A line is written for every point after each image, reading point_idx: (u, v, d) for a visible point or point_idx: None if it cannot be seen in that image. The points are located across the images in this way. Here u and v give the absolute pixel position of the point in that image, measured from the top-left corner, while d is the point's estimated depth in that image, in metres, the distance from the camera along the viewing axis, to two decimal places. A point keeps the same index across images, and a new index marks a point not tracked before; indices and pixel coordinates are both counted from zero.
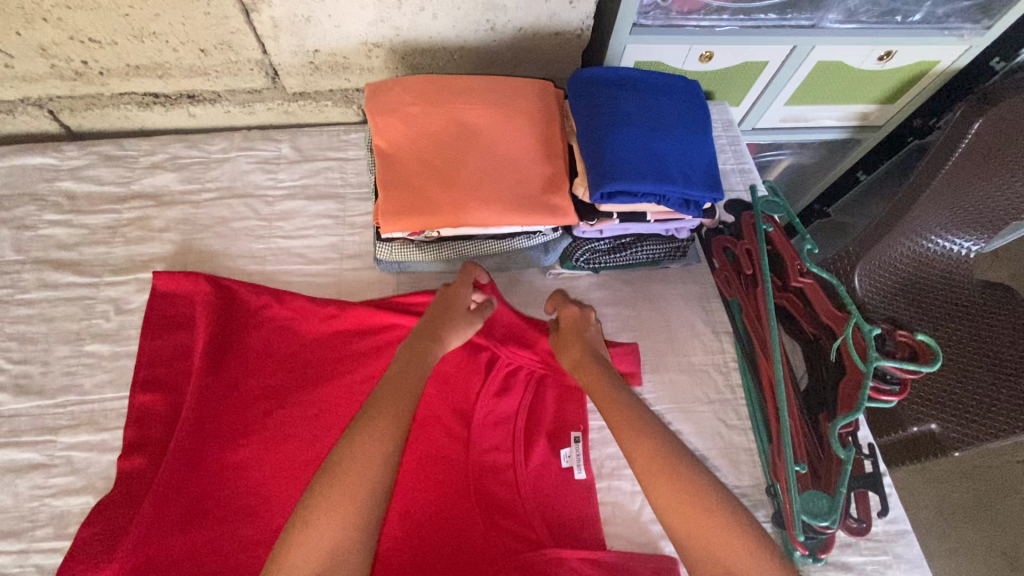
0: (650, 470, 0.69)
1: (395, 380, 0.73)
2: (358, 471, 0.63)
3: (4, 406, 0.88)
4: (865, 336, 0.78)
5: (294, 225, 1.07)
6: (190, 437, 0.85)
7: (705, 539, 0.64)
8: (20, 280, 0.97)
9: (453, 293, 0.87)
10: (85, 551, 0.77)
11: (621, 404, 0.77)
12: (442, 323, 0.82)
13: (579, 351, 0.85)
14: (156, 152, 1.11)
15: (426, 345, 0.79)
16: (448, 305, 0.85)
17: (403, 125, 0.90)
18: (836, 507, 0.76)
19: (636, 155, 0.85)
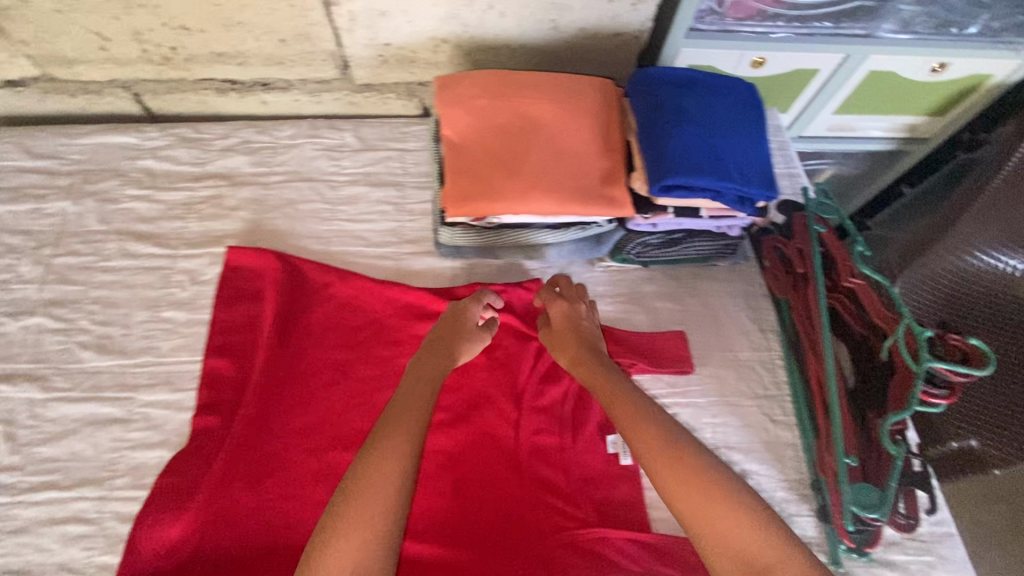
0: (656, 456, 0.71)
1: (403, 395, 0.77)
2: (374, 480, 0.67)
3: (88, 363, 0.94)
4: (917, 337, 0.80)
5: (356, 209, 1.13)
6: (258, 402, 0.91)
7: (721, 534, 0.65)
8: (104, 248, 1.04)
9: (456, 313, 0.91)
10: (165, 499, 0.83)
11: (621, 397, 0.78)
12: (449, 340, 0.86)
13: (574, 348, 0.87)
14: (229, 136, 1.18)
15: (433, 361, 0.83)
16: (452, 324, 0.89)
17: (469, 116, 0.94)
18: (887, 501, 0.79)
19: (695, 152, 0.88)
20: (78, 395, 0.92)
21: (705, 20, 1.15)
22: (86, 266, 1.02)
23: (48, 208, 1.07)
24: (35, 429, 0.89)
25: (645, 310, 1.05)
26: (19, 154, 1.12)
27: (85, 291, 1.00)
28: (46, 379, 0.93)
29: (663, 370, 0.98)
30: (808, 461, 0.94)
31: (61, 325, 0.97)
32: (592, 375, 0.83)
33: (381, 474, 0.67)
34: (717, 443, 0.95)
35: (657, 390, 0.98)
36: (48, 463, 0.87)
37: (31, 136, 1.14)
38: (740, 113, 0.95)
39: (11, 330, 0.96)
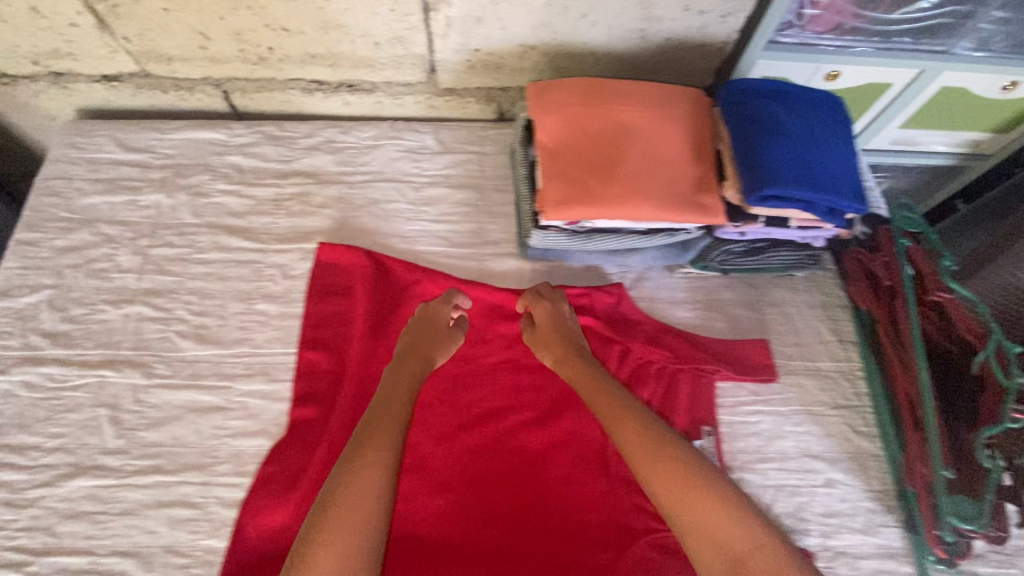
0: (640, 450, 0.77)
1: (384, 400, 0.81)
2: (360, 481, 0.71)
3: (187, 352, 0.97)
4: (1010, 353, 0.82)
5: (439, 211, 1.16)
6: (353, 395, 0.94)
7: (699, 521, 0.71)
8: (197, 241, 1.07)
9: (427, 318, 0.93)
10: (271, 484, 0.87)
11: (606, 394, 0.84)
12: (423, 345, 0.90)
13: (558, 347, 0.91)
14: (313, 134, 1.20)
15: (411, 367, 0.86)
16: (424, 329, 0.92)
17: (564, 122, 0.95)
18: (986, 513, 0.82)
19: (792, 164, 0.90)
20: (178, 383, 0.94)
21: (788, 32, 1.17)
22: (181, 257, 1.05)
23: (143, 200, 1.11)
24: (139, 415, 0.92)
25: (725, 317, 1.07)
26: (113, 147, 1.16)
27: (182, 282, 1.03)
28: (148, 366, 0.95)
29: (746, 378, 0.99)
30: (893, 471, 0.96)
31: (160, 314, 1.00)
32: (577, 375, 0.88)
33: (370, 474, 0.72)
34: (801, 452, 0.96)
35: (740, 397, 0.99)
36: (153, 448, 0.90)
37: (124, 130, 1.18)
38: (831, 125, 0.96)
39: (113, 317, 0.99)
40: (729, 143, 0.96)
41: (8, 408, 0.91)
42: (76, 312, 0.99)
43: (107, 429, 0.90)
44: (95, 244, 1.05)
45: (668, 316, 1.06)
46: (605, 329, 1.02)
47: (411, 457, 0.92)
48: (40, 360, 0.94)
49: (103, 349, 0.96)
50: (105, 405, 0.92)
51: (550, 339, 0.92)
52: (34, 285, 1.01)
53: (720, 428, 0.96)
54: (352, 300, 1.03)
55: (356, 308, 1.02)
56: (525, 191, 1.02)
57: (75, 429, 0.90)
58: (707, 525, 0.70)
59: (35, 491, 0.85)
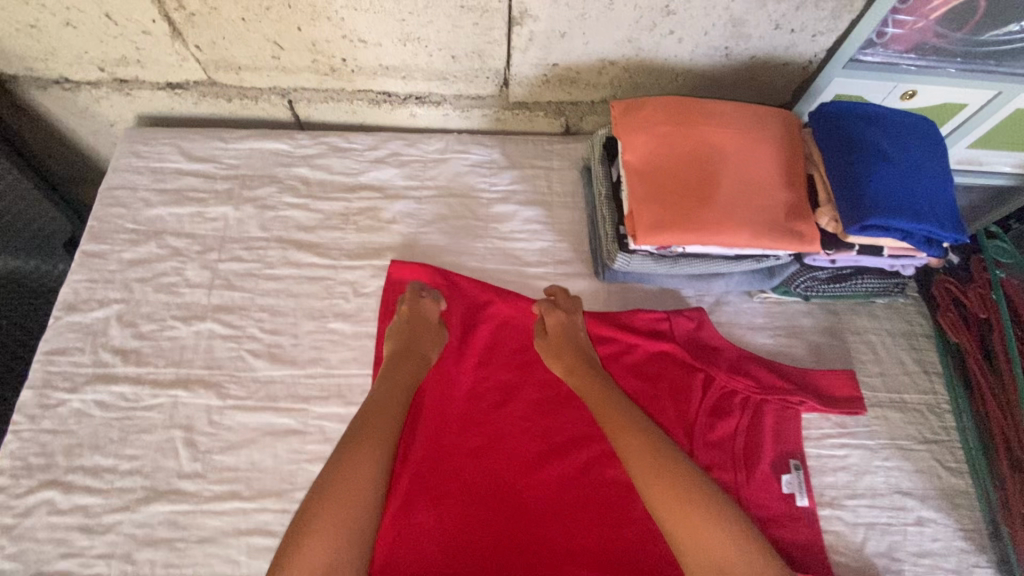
0: (644, 463, 0.71)
1: (380, 398, 0.79)
2: (355, 477, 0.67)
3: (261, 372, 0.94)
4: None
5: (509, 227, 1.12)
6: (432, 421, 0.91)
7: (698, 540, 0.65)
8: (267, 256, 1.05)
9: (415, 318, 0.92)
10: None
11: (614, 406, 0.78)
12: (419, 345, 0.89)
13: (569, 357, 0.88)
14: (378, 147, 1.17)
15: (406, 368, 0.85)
16: (414, 329, 0.91)
17: (654, 143, 0.92)
18: None
19: (895, 192, 0.86)
20: (253, 404, 0.92)
21: (870, 51, 1.14)
22: (251, 272, 1.03)
23: (209, 213, 1.08)
24: (213, 437, 0.89)
25: (806, 345, 1.04)
26: (178, 157, 1.13)
27: (252, 299, 1.01)
28: (221, 386, 0.93)
29: (833, 411, 0.96)
30: (985, 510, 0.92)
31: (232, 331, 0.97)
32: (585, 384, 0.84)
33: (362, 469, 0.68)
34: (890, 488, 0.93)
35: (825, 430, 0.96)
36: (229, 473, 0.87)
37: (187, 138, 1.15)
38: (930, 150, 0.92)
39: (184, 334, 0.97)
40: (824, 169, 0.93)
41: (82, 427, 0.89)
42: (146, 328, 0.97)
43: (182, 452, 0.88)
44: (163, 257, 1.03)
45: (747, 342, 1.03)
46: (687, 357, 0.98)
47: (492, 488, 0.88)
48: (112, 378, 0.92)
49: (175, 367, 0.94)
50: (179, 426, 0.89)
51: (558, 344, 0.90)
52: (102, 299, 0.99)
53: (807, 462, 0.94)
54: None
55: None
56: (607, 211, 0.99)
57: (151, 451, 0.88)
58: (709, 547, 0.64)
59: (110, 516, 0.83)
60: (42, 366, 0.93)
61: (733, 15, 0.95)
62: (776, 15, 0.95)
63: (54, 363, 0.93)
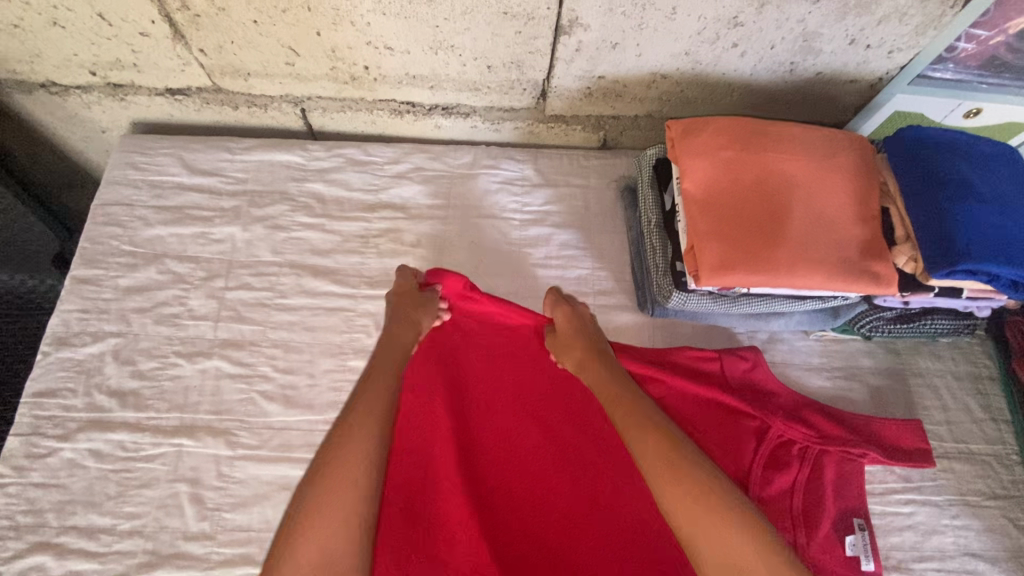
0: (657, 460, 0.66)
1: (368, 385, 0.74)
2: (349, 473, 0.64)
3: (274, 418, 0.85)
4: None
5: (543, 252, 1.02)
6: (466, 465, 0.83)
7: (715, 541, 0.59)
8: (279, 283, 0.95)
9: (408, 297, 0.86)
10: None
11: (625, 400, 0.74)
12: (412, 322, 0.83)
13: (580, 352, 0.81)
14: (400, 160, 1.06)
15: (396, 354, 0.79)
16: (410, 308, 0.84)
17: (716, 169, 0.83)
18: None
19: (987, 233, 0.78)
20: (266, 455, 0.83)
21: (938, 67, 0.96)
22: (262, 302, 0.93)
23: (215, 234, 0.98)
24: (222, 492, 0.81)
25: (867, 388, 0.95)
26: (179, 169, 1.03)
27: (263, 332, 0.91)
28: (230, 434, 0.84)
29: (899, 465, 0.88)
30: None
31: (242, 370, 0.88)
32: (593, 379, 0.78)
33: (357, 463, 0.65)
34: (960, 550, 0.85)
35: (890, 484, 0.89)
36: (241, 534, 0.79)
37: (189, 148, 1.05)
38: (1020, 183, 0.84)
39: (188, 373, 0.88)
40: (904, 202, 0.84)
41: (75, 481, 0.80)
42: (146, 366, 0.88)
43: (188, 509, 0.79)
44: (163, 284, 0.94)
45: (803, 385, 0.94)
46: (741, 402, 0.89)
47: (530, 540, 0.80)
48: (108, 425, 0.84)
49: (178, 412, 0.85)
50: (184, 480, 0.81)
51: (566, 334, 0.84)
52: (97, 332, 0.90)
53: (871, 521, 0.85)
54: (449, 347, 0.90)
55: (461, 360, 0.89)
56: (658, 241, 0.91)
57: (153, 508, 0.79)
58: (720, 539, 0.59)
59: None
60: (30, 410, 0.84)
61: (806, 29, 0.87)
62: (854, 29, 0.87)
63: (42, 406, 0.85)
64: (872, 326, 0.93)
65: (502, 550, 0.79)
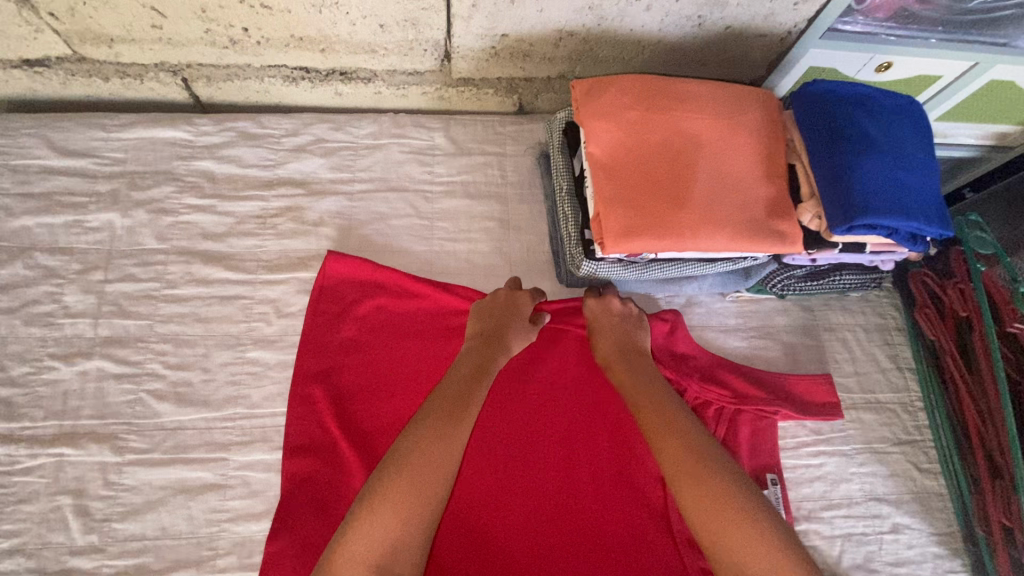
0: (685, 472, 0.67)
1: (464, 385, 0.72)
2: (425, 463, 0.64)
3: (166, 418, 0.79)
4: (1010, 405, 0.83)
5: (458, 226, 0.97)
6: (383, 448, 0.82)
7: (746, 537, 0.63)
8: (166, 272, 0.87)
9: (507, 293, 0.84)
10: (281, 564, 0.73)
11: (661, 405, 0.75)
12: (508, 321, 0.80)
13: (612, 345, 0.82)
14: (299, 132, 0.99)
15: (489, 354, 0.76)
16: (502, 302, 0.82)
17: (621, 131, 0.80)
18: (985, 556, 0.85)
19: (884, 185, 0.78)
20: (158, 458, 0.77)
21: (847, 20, 0.95)
22: (147, 294, 0.86)
23: (90, 221, 0.89)
24: (111, 501, 0.75)
25: (782, 346, 0.96)
26: (45, 151, 0.92)
27: (151, 327, 0.84)
28: (118, 438, 0.78)
29: (809, 418, 0.90)
30: (957, 511, 0.89)
31: (127, 369, 0.81)
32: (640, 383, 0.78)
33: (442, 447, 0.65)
34: (866, 495, 0.88)
35: (802, 438, 0.91)
36: (134, 543, 0.73)
37: (56, 126, 0.94)
38: (920, 136, 0.84)
39: (66, 377, 0.80)
40: (808, 158, 0.84)
41: None
42: (17, 372, 0.80)
43: (74, 523, 0.74)
44: (33, 280, 0.85)
45: (720, 347, 0.95)
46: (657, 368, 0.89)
47: (451, 519, 0.80)
48: None
49: (57, 419, 0.78)
50: (68, 491, 0.75)
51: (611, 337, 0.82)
52: None
53: (783, 475, 0.88)
54: (357, 325, 0.88)
55: (372, 338, 0.88)
56: (569, 209, 0.87)
57: (34, 524, 0.73)
58: (743, 560, 0.61)
59: None
60: None
61: None
62: None
63: None
64: (784, 284, 0.93)
65: None
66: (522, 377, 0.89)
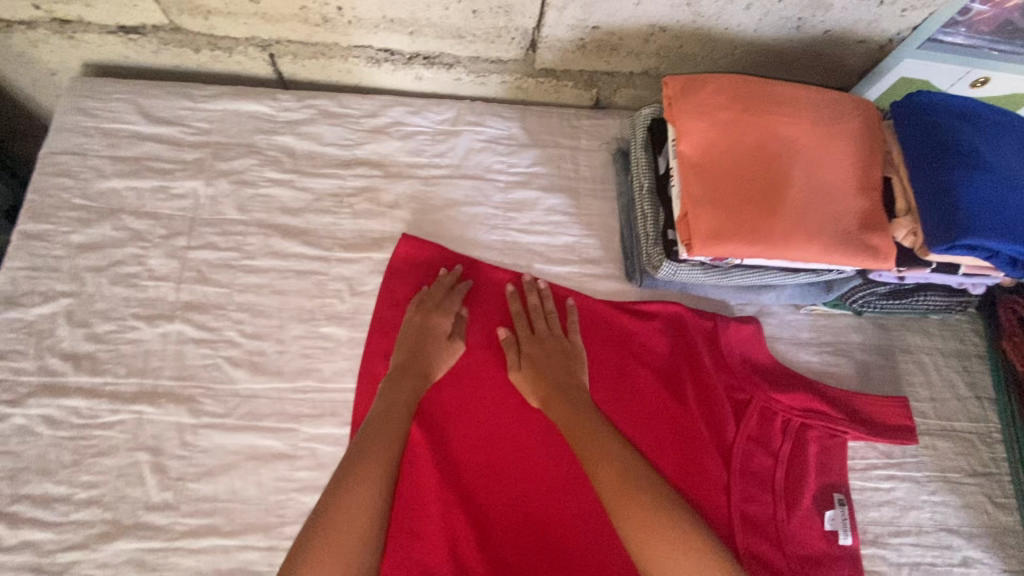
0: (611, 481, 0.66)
1: (386, 422, 0.71)
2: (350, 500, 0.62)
3: (241, 385, 0.81)
4: None
5: (530, 217, 0.97)
6: (451, 432, 0.83)
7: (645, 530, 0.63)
8: (246, 243, 0.89)
9: (422, 319, 0.83)
10: None
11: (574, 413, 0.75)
12: (425, 348, 0.81)
13: (539, 352, 0.84)
14: (377, 114, 1.00)
15: (409, 384, 0.77)
16: (423, 329, 0.82)
17: (714, 132, 0.78)
18: None
19: (990, 206, 0.74)
20: (232, 423, 0.79)
21: (950, 31, 0.90)
22: (227, 263, 0.88)
23: (176, 188, 0.91)
24: (185, 461, 0.77)
25: (855, 365, 0.93)
26: (135, 117, 0.95)
27: (229, 295, 0.86)
28: (194, 401, 0.79)
29: (881, 441, 0.87)
30: None
31: (207, 335, 0.83)
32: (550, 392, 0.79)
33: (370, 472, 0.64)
34: (936, 525, 0.85)
35: (871, 460, 0.88)
36: (206, 504, 0.75)
37: (147, 94, 0.96)
38: None
39: (148, 337, 0.82)
40: (907, 173, 0.81)
41: (27, 448, 0.75)
42: (102, 329, 0.82)
43: (149, 479, 0.75)
44: (120, 242, 0.87)
45: (790, 359, 0.92)
46: (727, 377, 0.89)
47: (513, 509, 0.81)
48: (62, 390, 0.78)
49: (138, 377, 0.80)
50: (145, 448, 0.77)
51: (536, 358, 0.83)
52: (48, 292, 0.83)
53: (851, 496, 0.85)
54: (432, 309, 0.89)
55: None
56: (649, 207, 0.86)
57: (112, 477, 0.75)
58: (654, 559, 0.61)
59: (66, 554, 0.72)
60: None
61: None
62: None
63: None
64: (864, 301, 0.90)
65: (483, 514, 0.80)
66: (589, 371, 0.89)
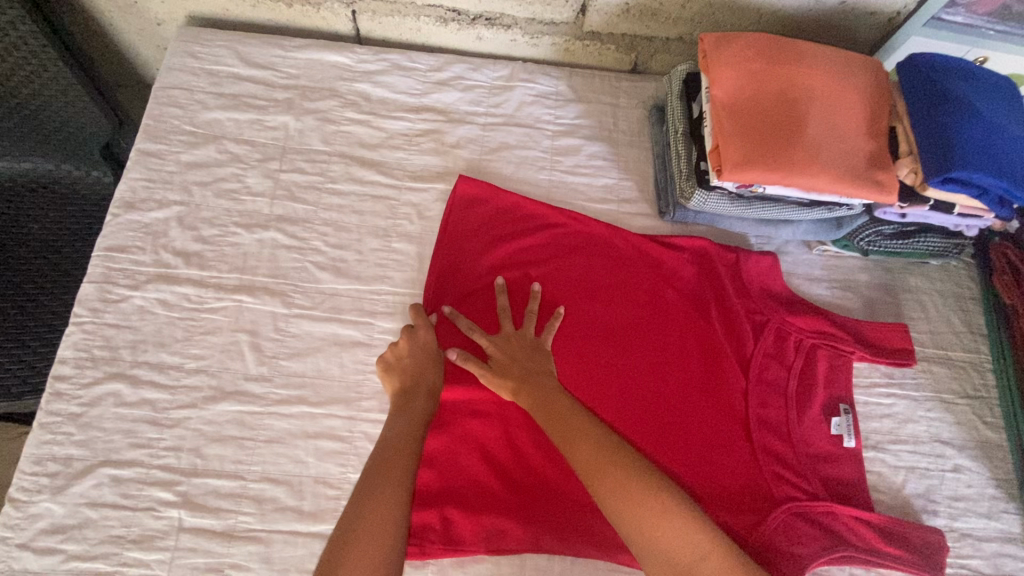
0: (597, 469, 0.69)
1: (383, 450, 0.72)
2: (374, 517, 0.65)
3: (326, 284, 0.94)
4: None
5: (574, 161, 1.09)
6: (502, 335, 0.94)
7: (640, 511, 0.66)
8: (329, 169, 1.02)
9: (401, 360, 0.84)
10: None
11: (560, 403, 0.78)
12: (411, 380, 0.82)
13: (505, 360, 0.86)
14: (442, 68, 1.13)
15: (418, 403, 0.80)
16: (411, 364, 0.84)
17: (743, 79, 0.91)
18: None
19: (980, 146, 0.86)
20: (318, 314, 0.91)
21: (950, 11, 1.02)
22: (313, 185, 1.01)
23: (269, 121, 1.05)
24: (279, 343, 0.89)
25: (862, 300, 1.05)
26: (234, 61, 1.08)
27: (315, 212, 0.99)
28: (286, 294, 0.92)
29: (884, 360, 0.98)
30: (1018, 462, 0.95)
31: (296, 243, 0.96)
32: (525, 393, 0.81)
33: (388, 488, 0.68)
34: (931, 436, 0.96)
35: (874, 379, 0.99)
36: (296, 378, 0.87)
37: (244, 42, 1.10)
38: (1015, 112, 0.92)
39: (246, 242, 0.95)
40: (909, 120, 0.93)
41: (145, 324, 0.88)
42: (207, 233, 0.95)
43: (248, 355, 0.88)
44: (222, 162, 1.00)
45: (804, 291, 1.04)
46: (748, 302, 1.00)
47: None
48: (174, 279, 0.91)
49: (238, 273, 0.93)
50: (245, 330, 0.89)
51: (506, 359, 0.86)
52: (161, 200, 0.96)
53: (855, 407, 0.96)
54: (486, 232, 1.01)
55: (500, 244, 1.01)
56: (683, 147, 0.99)
57: (216, 352, 0.88)
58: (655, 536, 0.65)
59: (179, 412, 0.84)
60: (102, 262, 0.91)
61: None
62: None
63: (113, 260, 0.91)
64: (870, 240, 1.03)
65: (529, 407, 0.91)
66: (624, 292, 1.00)
